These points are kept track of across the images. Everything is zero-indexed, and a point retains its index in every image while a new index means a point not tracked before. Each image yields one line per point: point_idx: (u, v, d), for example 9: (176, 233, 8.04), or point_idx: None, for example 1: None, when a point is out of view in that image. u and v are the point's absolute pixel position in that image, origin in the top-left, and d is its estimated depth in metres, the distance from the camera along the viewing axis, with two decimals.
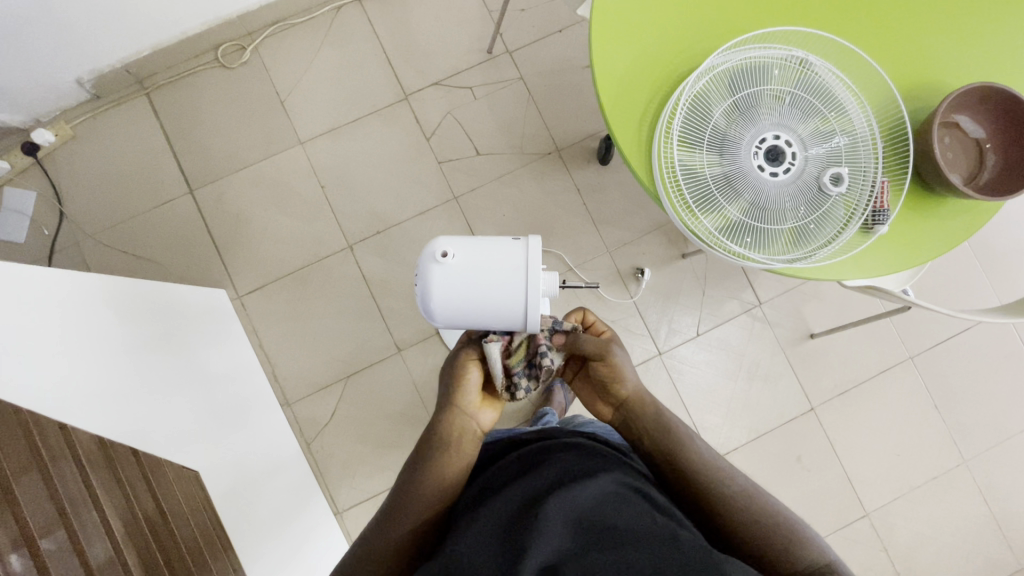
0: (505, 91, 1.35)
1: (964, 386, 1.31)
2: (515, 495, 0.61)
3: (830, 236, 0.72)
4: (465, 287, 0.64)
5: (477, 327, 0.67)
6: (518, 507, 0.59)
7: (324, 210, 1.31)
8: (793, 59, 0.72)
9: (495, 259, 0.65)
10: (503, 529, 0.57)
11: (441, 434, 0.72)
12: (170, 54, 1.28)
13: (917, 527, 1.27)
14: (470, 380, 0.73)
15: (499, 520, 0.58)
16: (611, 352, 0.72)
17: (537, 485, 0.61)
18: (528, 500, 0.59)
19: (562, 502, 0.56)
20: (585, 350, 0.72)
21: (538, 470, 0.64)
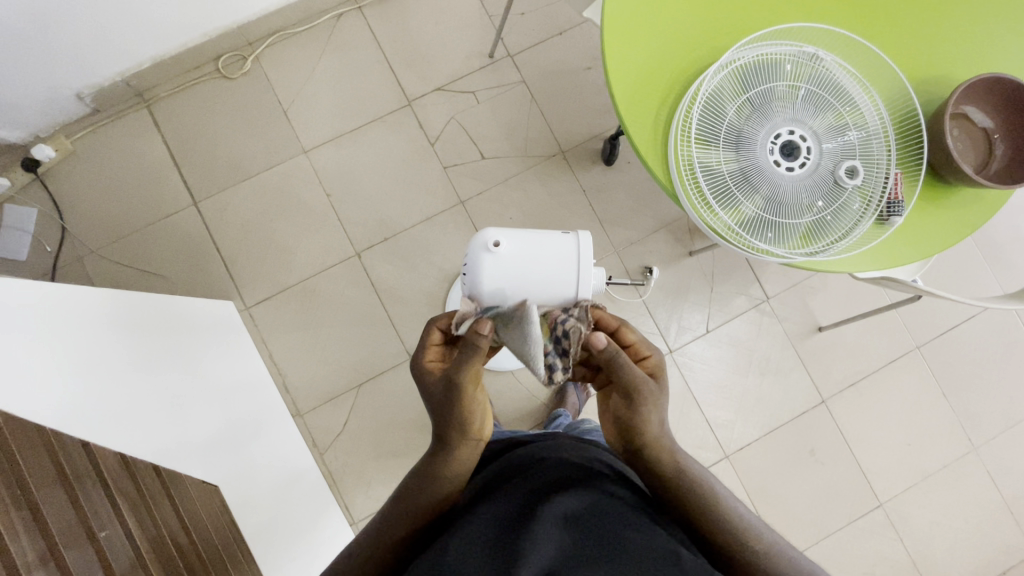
0: (508, 94, 1.35)
1: (970, 374, 1.33)
2: (513, 492, 0.56)
3: (848, 228, 0.73)
4: (517, 273, 0.66)
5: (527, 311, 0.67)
6: (518, 502, 0.54)
7: (330, 218, 1.30)
8: (805, 54, 0.73)
9: (546, 250, 0.68)
10: (499, 525, 0.51)
11: (438, 470, 0.62)
12: (171, 67, 1.27)
13: (931, 515, 1.28)
14: (473, 407, 0.60)
15: (496, 514, 0.53)
16: (643, 394, 0.59)
17: (538, 483, 0.56)
18: (527, 497, 0.54)
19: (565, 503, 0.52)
20: (619, 375, 0.59)
21: (528, 474, 0.58)
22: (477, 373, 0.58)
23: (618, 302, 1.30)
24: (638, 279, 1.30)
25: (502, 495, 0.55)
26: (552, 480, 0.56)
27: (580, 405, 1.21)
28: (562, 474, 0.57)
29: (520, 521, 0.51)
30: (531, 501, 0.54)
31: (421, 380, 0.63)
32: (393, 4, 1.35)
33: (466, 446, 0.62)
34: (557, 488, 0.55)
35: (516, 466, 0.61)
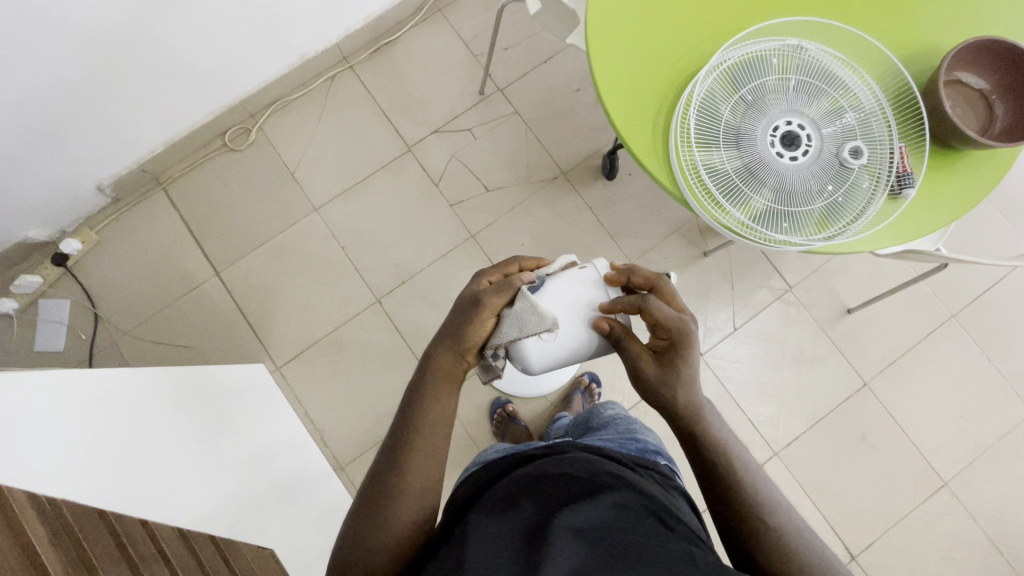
0: (503, 126, 1.39)
1: (1012, 335, 1.29)
2: (532, 499, 0.52)
3: (861, 207, 0.73)
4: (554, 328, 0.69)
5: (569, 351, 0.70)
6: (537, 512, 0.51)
7: (347, 269, 1.33)
8: (789, 47, 0.75)
9: (569, 290, 0.71)
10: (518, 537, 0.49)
11: (448, 394, 0.64)
12: (182, 148, 1.33)
13: (1000, 488, 1.23)
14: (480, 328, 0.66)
15: (515, 523, 0.50)
16: (644, 367, 0.63)
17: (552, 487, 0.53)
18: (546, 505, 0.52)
19: (585, 513, 0.50)
20: (622, 356, 0.66)
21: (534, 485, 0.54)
22: (498, 297, 0.66)
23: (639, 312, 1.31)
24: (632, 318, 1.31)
25: (519, 501, 0.52)
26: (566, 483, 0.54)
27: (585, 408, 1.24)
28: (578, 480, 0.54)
29: (540, 531, 0.49)
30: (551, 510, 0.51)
31: (468, 293, 0.68)
32: (384, 60, 1.41)
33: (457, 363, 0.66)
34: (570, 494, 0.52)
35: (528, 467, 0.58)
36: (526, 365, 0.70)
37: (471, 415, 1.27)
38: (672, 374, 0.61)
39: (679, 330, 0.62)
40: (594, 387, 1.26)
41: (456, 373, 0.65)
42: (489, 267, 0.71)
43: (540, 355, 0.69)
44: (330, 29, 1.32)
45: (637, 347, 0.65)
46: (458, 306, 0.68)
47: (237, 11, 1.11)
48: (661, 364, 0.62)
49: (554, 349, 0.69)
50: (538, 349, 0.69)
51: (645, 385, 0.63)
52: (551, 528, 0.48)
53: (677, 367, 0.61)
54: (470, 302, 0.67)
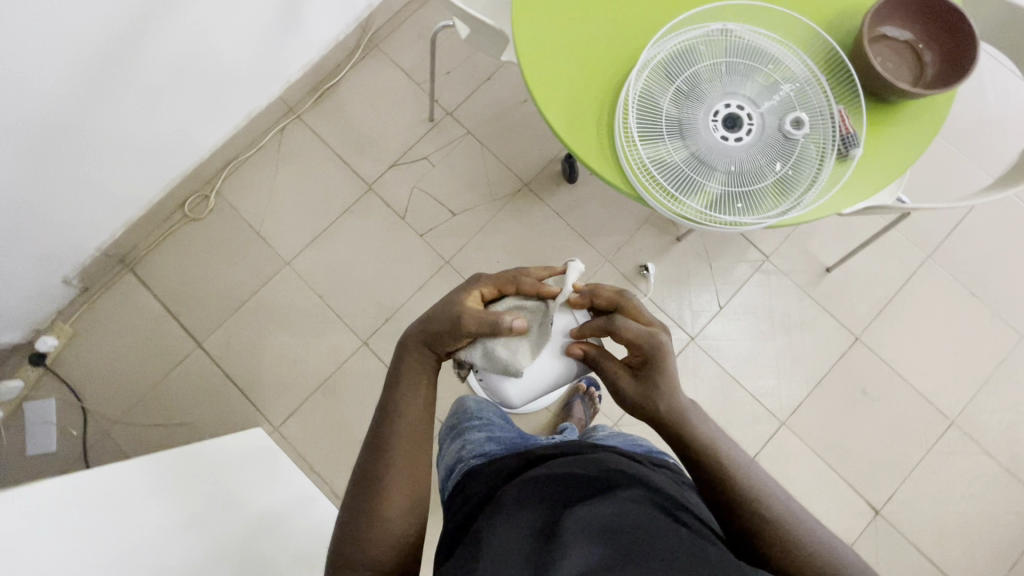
0: (459, 148, 1.39)
1: (989, 265, 1.31)
2: (544, 501, 0.54)
3: (812, 176, 0.74)
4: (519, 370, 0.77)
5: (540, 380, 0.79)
6: (549, 512, 0.52)
7: (329, 316, 1.32)
8: (714, 32, 0.76)
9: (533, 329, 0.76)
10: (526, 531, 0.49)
11: (420, 383, 0.67)
12: (144, 226, 1.32)
13: (1006, 416, 1.24)
14: (449, 333, 0.67)
15: (530, 521, 0.51)
16: (621, 384, 0.66)
17: (561, 489, 0.55)
18: (558, 504, 0.53)
19: (598, 508, 0.51)
20: (602, 375, 0.69)
21: (545, 488, 0.56)
22: (472, 316, 0.66)
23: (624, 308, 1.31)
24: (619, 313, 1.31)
25: (528, 502, 0.54)
26: (575, 485, 0.56)
27: (585, 418, 1.21)
28: (583, 481, 0.56)
29: (554, 525, 0.49)
30: (559, 509, 0.52)
31: (457, 298, 0.70)
32: (330, 104, 1.41)
33: (426, 358, 0.69)
34: (582, 494, 0.54)
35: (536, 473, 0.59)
36: (492, 383, 0.81)
37: None
38: (646, 388, 0.64)
39: (649, 345, 0.63)
40: (592, 391, 1.25)
41: (428, 369, 0.69)
42: (483, 278, 0.72)
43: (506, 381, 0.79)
44: (271, 82, 1.31)
45: (614, 365, 0.68)
46: (441, 305, 0.70)
47: (175, 83, 1.11)
48: (637, 379, 0.65)
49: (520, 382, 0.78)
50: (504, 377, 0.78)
51: (628, 402, 0.65)
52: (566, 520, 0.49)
53: (651, 381, 0.63)
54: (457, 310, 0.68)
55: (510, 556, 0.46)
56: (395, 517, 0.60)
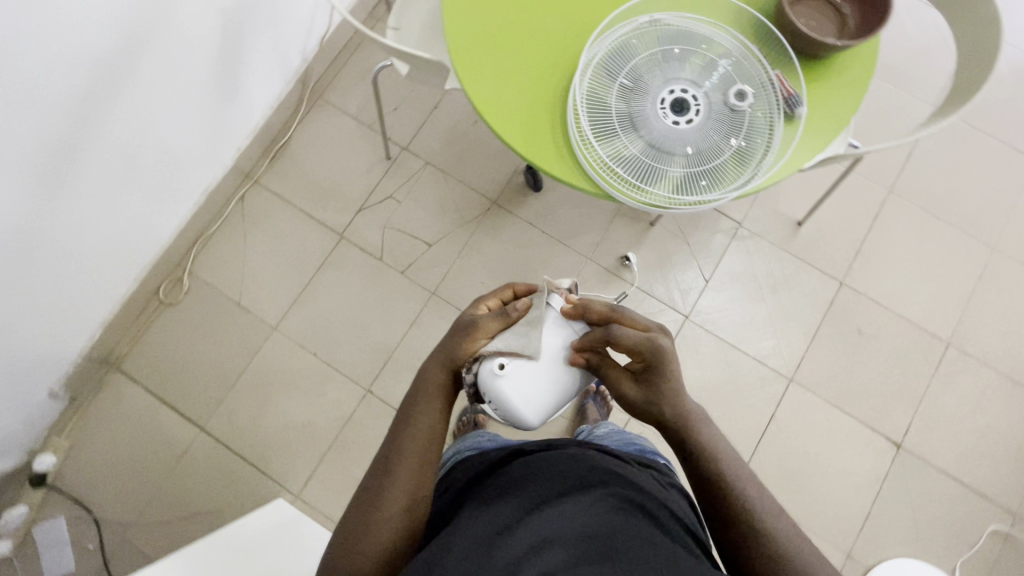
0: (421, 180, 1.40)
1: (947, 188, 1.36)
2: (522, 495, 0.59)
3: (765, 141, 0.76)
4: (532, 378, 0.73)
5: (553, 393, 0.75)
6: (524, 505, 0.58)
7: (328, 372, 1.31)
8: (643, 25, 0.79)
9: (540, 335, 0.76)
10: (505, 524, 0.56)
11: (426, 401, 0.70)
12: (122, 322, 1.30)
13: (996, 328, 1.28)
14: (460, 338, 0.73)
15: (504, 514, 0.57)
16: (627, 392, 0.70)
17: (540, 486, 0.60)
18: (533, 499, 0.58)
19: (569, 508, 0.56)
20: (607, 382, 0.74)
21: (524, 485, 0.61)
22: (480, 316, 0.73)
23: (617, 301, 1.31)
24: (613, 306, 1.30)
25: (507, 497, 0.60)
26: (553, 481, 0.61)
27: (601, 417, 1.21)
28: (563, 476, 0.61)
29: (523, 521, 0.55)
30: (535, 505, 0.58)
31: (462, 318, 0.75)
32: (285, 163, 1.41)
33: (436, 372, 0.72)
34: (559, 491, 0.59)
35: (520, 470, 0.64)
36: (496, 404, 0.73)
37: None
38: (649, 395, 0.69)
39: (650, 353, 0.67)
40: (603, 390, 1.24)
41: (444, 389, 0.71)
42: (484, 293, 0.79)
43: (513, 396, 0.72)
44: (223, 153, 1.31)
45: (619, 373, 0.72)
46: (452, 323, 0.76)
47: (126, 175, 1.09)
48: (641, 385, 0.69)
49: (527, 394, 0.73)
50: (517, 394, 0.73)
51: (632, 407, 0.71)
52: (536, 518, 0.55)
53: (654, 389, 0.68)
54: (462, 325, 0.74)
55: (476, 546, 0.53)
56: (387, 525, 0.61)
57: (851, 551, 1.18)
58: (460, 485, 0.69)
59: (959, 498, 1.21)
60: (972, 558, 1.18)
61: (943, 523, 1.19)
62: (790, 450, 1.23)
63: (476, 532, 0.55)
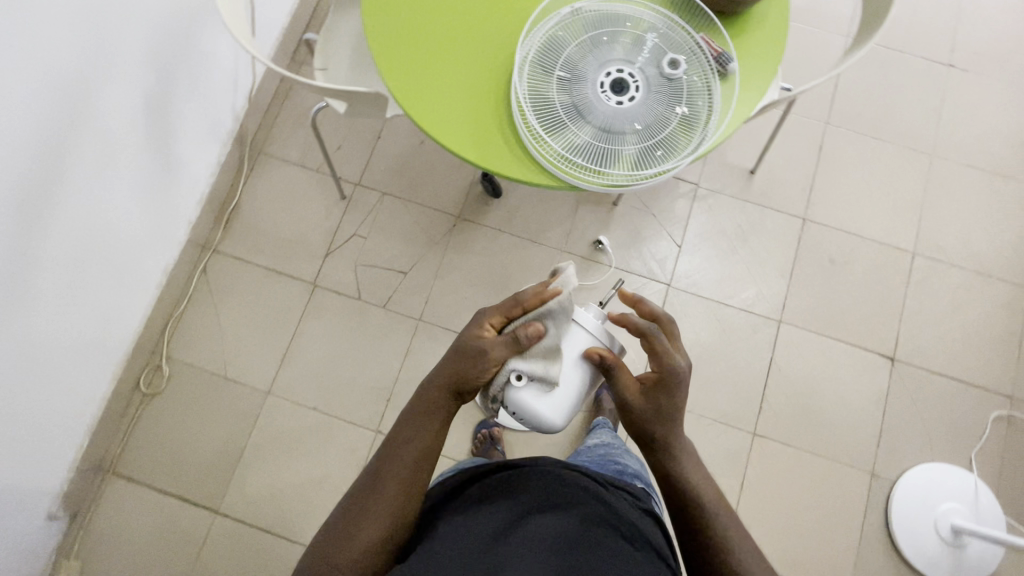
0: (382, 212, 1.39)
1: (878, 109, 1.42)
2: (503, 509, 0.65)
3: (707, 102, 0.79)
4: (547, 387, 0.72)
5: (566, 397, 0.75)
6: (504, 519, 0.64)
7: (333, 423, 1.28)
8: (567, 17, 0.81)
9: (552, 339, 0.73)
10: (487, 536, 0.62)
11: (422, 414, 0.69)
12: (109, 424, 1.24)
13: (953, 228, 1.35)
14: (468, 361, 0.69)
15: (485, 526, 0.63)
16: (632, 397, 0.70)
17: (521, 502, 0.65)
18: (514, 515, 0.64)
19: (545, 527, 0.62)
20: (612, 382, 0.73)
21: (507, 500, 0.66)
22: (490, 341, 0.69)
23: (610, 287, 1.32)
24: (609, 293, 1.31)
25: (490, 508, 0.65)
26: (533, 498, 0.66)
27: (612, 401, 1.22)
28: (543, 490, 0.67)
29: (502, 537, 0.61)
30: (516, 520, 0.63)
31: (469, 335, 0.70)
32: (240, 226, 1.39)
33: (439, 393, 0.70)
34: (539, 508, 0.64)
35: (505, 480, 0.69)
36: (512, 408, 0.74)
37: None
38: (649, 406, 0.69)
39: (672, 374, 0.69)
40: None
41: (445, 407, 0.70)
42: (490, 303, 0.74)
43: (536, 404, 0.72)
44: (174, 230, 1.27)
45: (628, 378, 0.72)
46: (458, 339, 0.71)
47: (81, 275, 1.05)
48: (646, 397, 0.70)
49: (549, 400, 0.73)
50: (531, 403, 0.72)
51: (627, 412, 0.71)
52: (514, 537, 0.61)
53: (658, 401, 0.69)
54: (472, 346, 0.70)
55: (459, 555, 0.59)
56: (369, 537, 0.63)
57: (873, 469, 1.23)
58: (443, 489, 0.72)
59: (958, 394, 1.26)
60: (984, 447, 1.23)
61: (949, 421, 1.25)
62: (795, 388, 1.27)
63: (459, 543, 0.61)
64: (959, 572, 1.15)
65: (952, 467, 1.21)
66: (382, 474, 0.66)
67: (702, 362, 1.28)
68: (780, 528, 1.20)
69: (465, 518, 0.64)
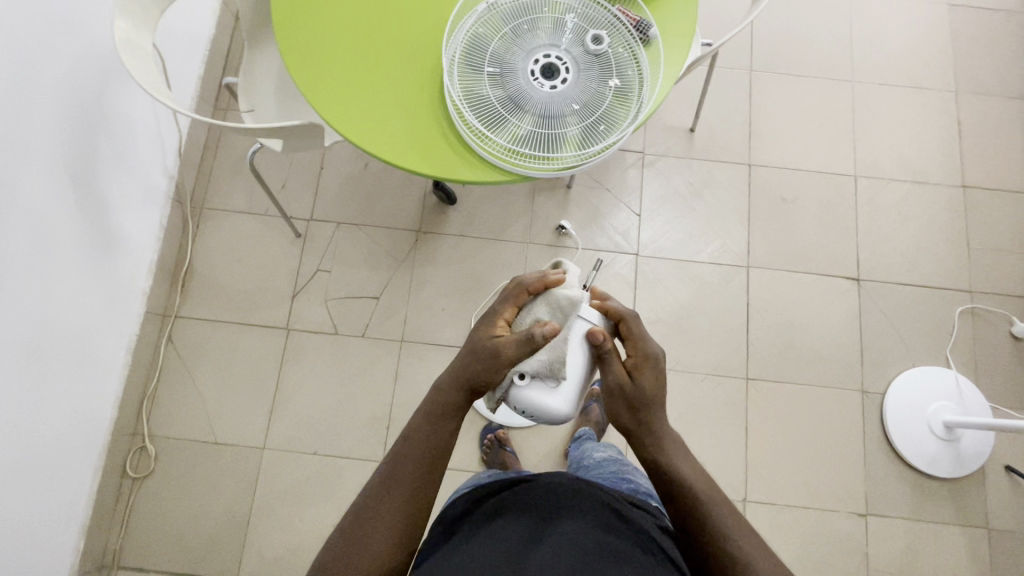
0: (341, 242, 1.37)
1: (795, 48, 1.48)
2: (522, 522, 0.65)
3: (637, 69, 0.80)
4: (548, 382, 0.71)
5: (570, 389, 0.72)
6: (524, 531, 0.64)
7: (337, 463, 1.25)
8: (484, 13, 0.81)
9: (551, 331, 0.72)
10: (503, 554, 0.61)
11: (425, 420, 0.69)
12: (102, 518, 1.18)
13: (886, 145, 1.42)
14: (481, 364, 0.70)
15: (506, 540, 0.63)
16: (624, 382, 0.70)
17: (538, 513, 0.66)
18: (533, 526, 0.64)
19: (566, 533, 0.62)
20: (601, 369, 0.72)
21: (525, 513, 0.66)
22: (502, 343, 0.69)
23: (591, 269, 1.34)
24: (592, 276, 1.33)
25: (509, 522, 0.65)
26: (549, 507, 0.66)
27: None
28: (559, 498, 0.67)
29: (525, 549, 0.62)
30: (536, 530, 0.64)
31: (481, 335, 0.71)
32: (198, 286, 1.34)
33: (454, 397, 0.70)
34: (557, 516, 0.65)
35: (521, 494, 0.69)
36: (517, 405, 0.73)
37: (538, 468, 1.24)
38: (637, 392, 0.70)
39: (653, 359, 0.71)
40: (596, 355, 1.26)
41: (458, 411, 0.70)
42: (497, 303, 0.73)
43: (544, 401, 0.71)
44: (127, 305, 1.21)
45: (616, 364, 0.72)
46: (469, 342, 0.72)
47: (37, 368, 0.99)
48: (636, 380, 0.70)
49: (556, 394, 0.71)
50: (535, 399, 0.71)
51: (618, 397, 0.71)
52: (536, 546, 0.61)
53: (645, 389, 0.70)
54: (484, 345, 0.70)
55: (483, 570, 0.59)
56: (378, 546, 0.62)
57: (863, 387, 1.28)
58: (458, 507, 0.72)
59: (923, 299, 1.33)
60: (956, 343, 1.30)
61: (921, 326, 1.31)
62: (776, 326, 1.31)
63: (483, 560, 0.61)
64: (960, 465, 1.21)
65: (932, 369, 1.28)
66: (389, 483, 0.65)
67: (684, 322, 1.31)
68: (790, 463, 1.24)
69: (485, 536, 0.64)
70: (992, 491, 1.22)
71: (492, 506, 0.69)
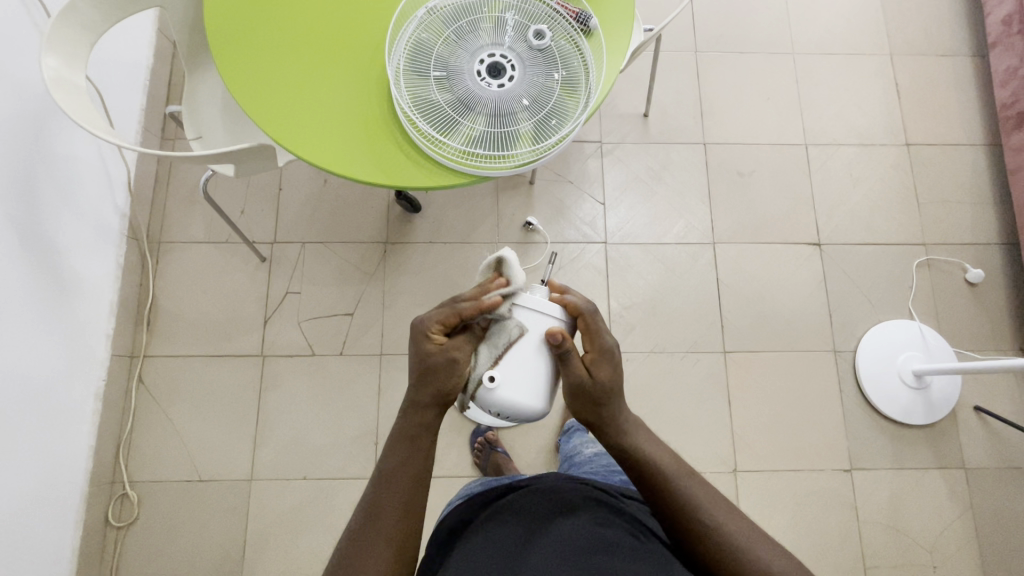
0: (308, 262, 1.34)
1: (736, 25, 1.52)
2: (517, 526, 0.65)
3: (581, 60, 0.81)
4: (520, 382, 0.73)
5: (540, 385, 0.74)
6: (520, 535, 0.64)
7: (327, 485, 1.23)
8: (424, 17, 0.81)
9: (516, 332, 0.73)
10: (501, 558, 0.62)
11: (413, 437, 0.68)
12: (89, 573, 1.14)
13: (830, 112, 1.47)
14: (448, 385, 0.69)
15: (503, 545, 0.63)
16: (582, 378, 0.70)
17: (533, 517, 0.66)
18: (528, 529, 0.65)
19: (561, 532, 0.63)
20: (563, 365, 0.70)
21: (520, 516, 0.67)
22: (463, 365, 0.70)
23: (552, 263, 1.35)
24: (553, 268, 1.33)
25: (505, 526, 0.66)
26: (543, 510, 0.67)
27: None
28: (552, 500, 0.68)
29: (521, 552, 0.62)
30: (532, 532, 0.64)
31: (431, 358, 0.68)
32: (164, 324, 1.30)
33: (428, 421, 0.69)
34: (551, 517, 0.65)
35: (515, 499, 0.69)
36: (493, 406, 0.74)
37: (530, 465, 1.24)
38: (596, 386, 0.70)
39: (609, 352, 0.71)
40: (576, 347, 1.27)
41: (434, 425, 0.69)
42: (430, 318, 0.68)
43: (518, 398, 0.73)
44: (90, 351, 1.17)
45: (575, 360, 0.70)
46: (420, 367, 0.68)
47: None
48: (596, 373, 0.70)
49: (526, 390, 0.73)
50: (508, 398, 0.73)
51: (582, 394, 0.70)
52: (532, 549, 0.62)
53: (603, 381, 0.70)
54: (433, 361, 0.68)
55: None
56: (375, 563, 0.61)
57: (835, 346, 1.32)
58: (456, 515, 0.72)
59: (882, 256, 1.38)
60: (917, 294, 1.35)
61: (882, 281, 1.36)
62: (746, 298, 1.34)
63: (482, 566, 0.61)
64: (933, 411, 1.26)
65: (898, 322, 1.32)
66: (382, 495, 0.65)
67: (657, 303, 1.33)
68: (775, 429, 1.27)
69: (482, 542, 0.65)
70: (964, 432, 1.27)
71: (488, 513, 0.70)
